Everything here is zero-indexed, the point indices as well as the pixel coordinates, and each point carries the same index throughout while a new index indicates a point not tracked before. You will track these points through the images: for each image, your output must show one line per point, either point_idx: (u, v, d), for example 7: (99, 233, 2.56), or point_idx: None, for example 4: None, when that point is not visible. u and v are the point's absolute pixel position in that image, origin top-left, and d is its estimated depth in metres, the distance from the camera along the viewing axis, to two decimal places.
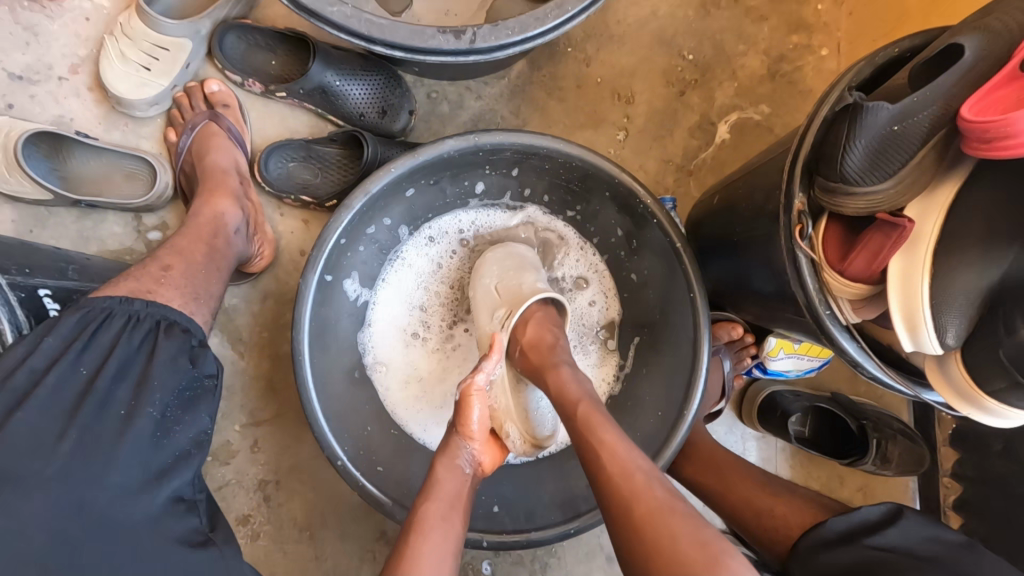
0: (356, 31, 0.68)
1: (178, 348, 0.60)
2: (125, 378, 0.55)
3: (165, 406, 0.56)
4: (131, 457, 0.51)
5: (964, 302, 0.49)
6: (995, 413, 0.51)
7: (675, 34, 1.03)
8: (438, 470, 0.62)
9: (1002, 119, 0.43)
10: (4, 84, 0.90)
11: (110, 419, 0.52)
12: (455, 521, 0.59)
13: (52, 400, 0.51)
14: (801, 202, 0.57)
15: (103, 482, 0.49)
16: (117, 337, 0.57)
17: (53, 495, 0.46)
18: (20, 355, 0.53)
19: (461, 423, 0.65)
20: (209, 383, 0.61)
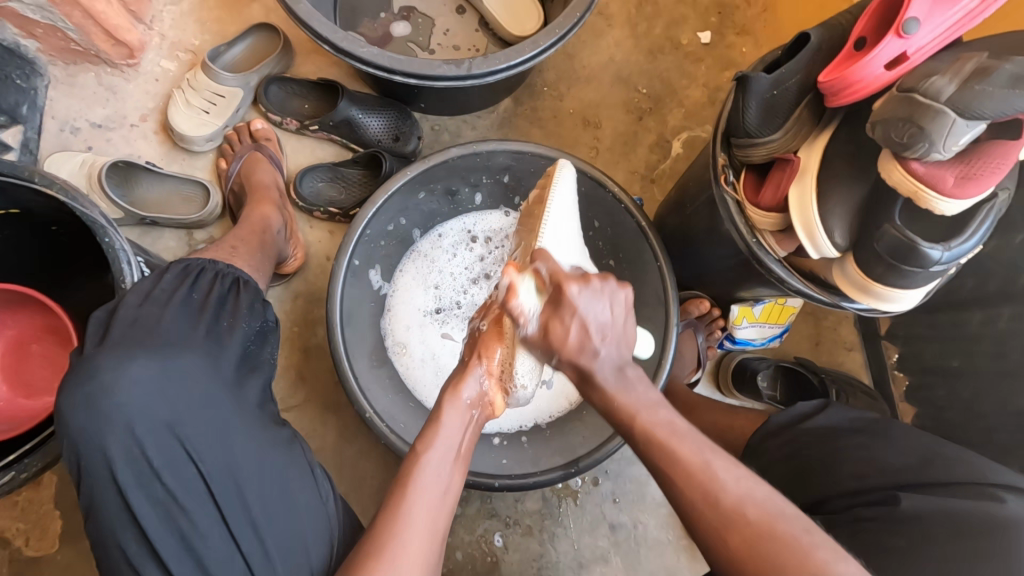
0: (379, 63, 0.91)
1: (254, 299, 0.77)
2: (226, 308, 0.73)
3: (251, 336, 0.74)
4: (236, 359, 0.69)
5: (846, 211, 0.65)
6: (885, 297, 0.66)
7: (631, 73, 1.27)
8: (441, 412, 0.66)
9: (840, 76, 0.62)
10: (86, 131, 1.11)
11: (217, 331, 0.69)
12: (450, 475, 0.62)
13: (178, 311, 0.68)
14: (723, 160, 0.76)
15: (221, 366, 0.67)
16: (213, 282, 0.75)
17: (185, 372, 0.63)
18: (147, 282, 0.69)
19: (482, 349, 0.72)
20: (275, 328, 0.79)
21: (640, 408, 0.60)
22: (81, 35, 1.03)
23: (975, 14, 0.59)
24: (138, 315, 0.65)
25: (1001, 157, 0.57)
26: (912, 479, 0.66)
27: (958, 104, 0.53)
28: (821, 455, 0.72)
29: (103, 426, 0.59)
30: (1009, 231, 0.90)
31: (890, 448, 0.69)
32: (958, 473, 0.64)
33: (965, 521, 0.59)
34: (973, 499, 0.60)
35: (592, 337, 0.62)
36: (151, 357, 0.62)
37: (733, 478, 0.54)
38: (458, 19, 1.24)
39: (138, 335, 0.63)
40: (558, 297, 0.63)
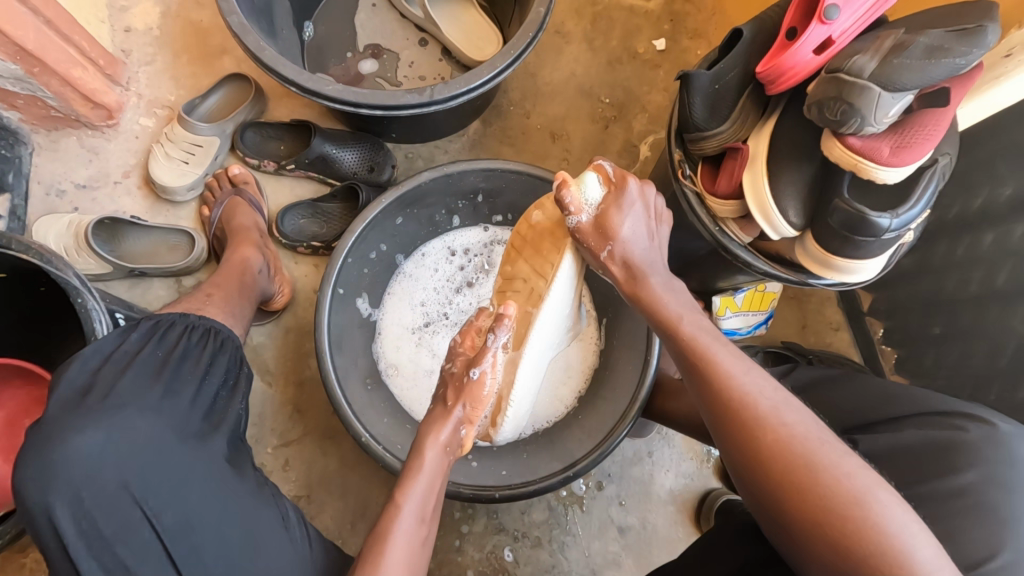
0: (345, 99, 0.95)
1: (215, 353, 0.79)
2: (192, 361, 0.75)
3: (216, 389, 0.75)
4: (197, 413, 0.70)
5: (797, 191, 0.68)
6: (845, 269, 0.69)
7: (593, 85, 1.31)
8: (420, 458, 0.68)
9: (774, 65, 0.66)
10: (71, 193, 1.14)
11: (183, 385, 0.71)
12: (427, 514, 0.64)
13: (144, 366, 0.70)
14: (679, 155, 0.80)
15: (181, 422, 0.67)
16: (180, 336, 0.77)
17: (144, 428, 0.64)
18: (111, 343, 0.70)
19: (469, 406, 0.75)
20: (243, 378, 0.81)
21: (685, 314, 0.69)
22: (60, 102, 1.08)
23: None
24: (92, 381, 0.66)
25: (933, 124, 0.60)
26: (868, 420, 0.71)
27: (881, 78, 0.56)
28: (793, 410, 0.78)
29: (56, 494, 0.59)
30: (968, 196, 0.92)
31: (851, 397, 0.74)
32: (910, 408, 0.69)
33: (917, 449, 0.64)
34: (923, 429, 0.66)
35: (641, 256, 0.75)
36: (103, 422, 0.62)
37: (746, 378, 0.60)
38: (421, 51, 1.29)
39: (93, 398, 0.64)
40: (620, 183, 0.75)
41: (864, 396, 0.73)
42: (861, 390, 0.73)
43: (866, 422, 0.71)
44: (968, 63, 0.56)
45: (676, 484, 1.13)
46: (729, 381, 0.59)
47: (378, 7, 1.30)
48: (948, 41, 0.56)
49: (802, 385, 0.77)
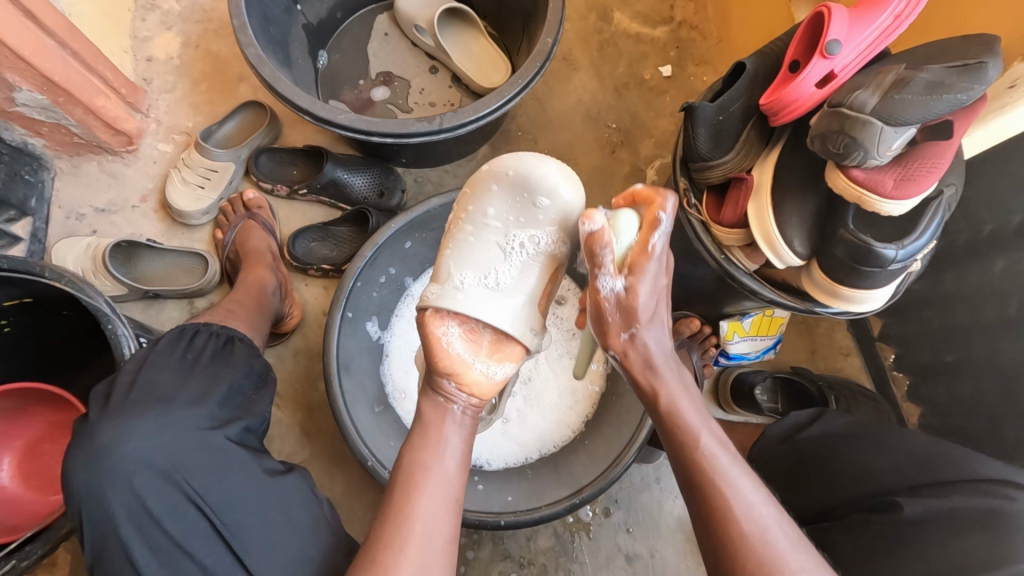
0: (356, 127, 0.97)
1: (249, 354, 0.79)
2: (219, 364, 0.74)
3: (242, 387, 0.74)
4: (226, 409, 0.70)
5: (802, 221, 0.68)
6: (853, 299, 0.69)
7: (600, 110, 1.33)
8: (430, 425, 0.65)
9: (777, 98, 0.67)
10: (90, 216, 1.18)
11: (207, 387, 0.70)
12: (455, 457, 0.64)
13: (170, 371, 0.70)
14: (684, 184, 0.80)
15: (211, 419, 0.67)
16: (206, 341, 0.76)
17: (170, 431, 0.64)
18: (144, 349, 0.71)
19: (434, 367, 0.66)
20: (269, 381, 0.80)
21: (683, 408, 0.61)
22: (83, 129, 1.11)
23: (892, 31, 0.64)
24: (133, 380, 0.68)
25: (936, 158, 0.61)
26: (906, 484, 0.66)
27: (883, 113, 0.57)
28: (823, 465, 0.73)
29: (101, 487, 0.61)
30: (976, 223, 0.92)
31: (882, 453, 0.70)
32: (951, 473, 0.64)
33: (963, 517, 0.59)
34: (964, 496, 0.61)
35: (660, 369, 0.62)
36: (143, 417, 0.64)
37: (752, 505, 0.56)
38: (432, 78, 1.32)
39: (133, 396, 0.66)
40: (641, 262, 0.58)
41: (899, 454, 0.69)
42: (886, 435, 0.71)
43: (901, 485, 0.66)
44: (970, 97, 0.56)
45: (686, 511, 1.11)
46: (735, 534, 0.54)
47: (390, 36, 1.34)
48: (949, 77, 0.56)
49: (821, 423, 0.78)
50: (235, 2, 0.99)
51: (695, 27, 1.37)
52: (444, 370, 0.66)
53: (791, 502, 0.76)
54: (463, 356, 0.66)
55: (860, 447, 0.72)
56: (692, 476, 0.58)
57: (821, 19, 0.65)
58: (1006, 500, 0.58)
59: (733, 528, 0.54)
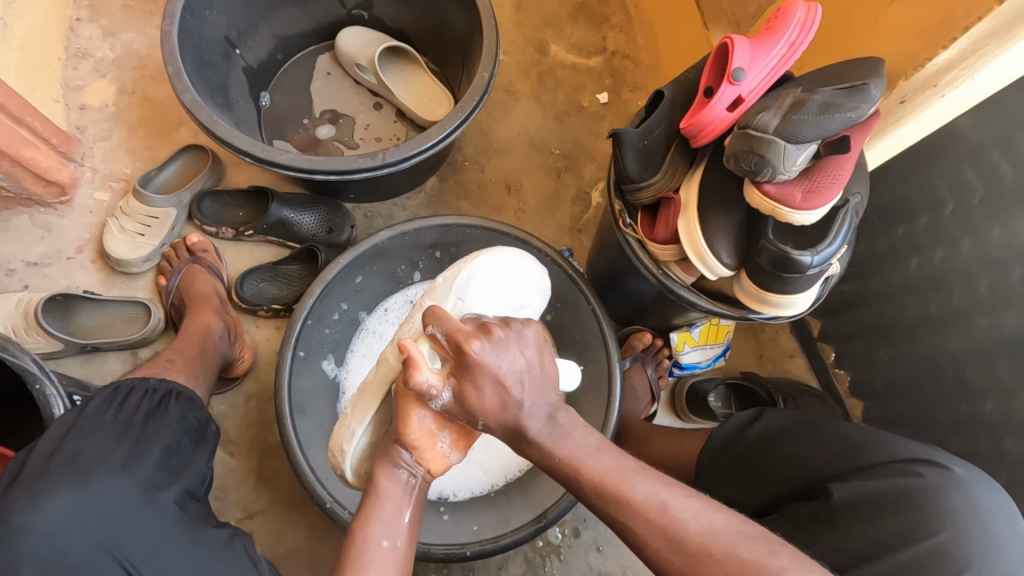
0: (299, 166, 0.98)
1: (187, 409, 0.77)
2: (154, 423, 0.72)
3: (179, 445, 0.72)
4: (160, 468, 0.67)
5: (727, 234, 0.73)
6: (779, 305, 0.74)
7: (543, 138, 1.38)
8: (378, 482, 0.65)
9: (694, 122, 0.72)
10: (21, 271, 1.13)
11: (142, 449, 0.67)
12: (399, 538, 0.63)
13: (100, 436, 0.66)
14: (619, 205, 0.84)
15: (146, 480, 0.65)
16: (141, 400, 0.73)
17: (96, 506, 0.60)
18: (71, 413, 0.68)
19: (399, 432, 0.65)
20: (210, 436, 0.78)
21: (581, 458, 0.60)
22: (11, 182, 1.07)
23: (789, 57, 0.70)
24: (54, 449, 0.64)
25: (837, 169, 0.66)
26: (836, 471, 0.69)
27: (785, 133, 0.62)
28: (761, 465, 0.76)
29: (17, 569, 0.57)
30: (890, 225, 1.00)
31: (814, 443, 0.72)
32: (876, 457, 0.67)
33: (884, 500, 0.63)
34: (883, 478, 0.64)
35: (511, 392, 0.60)
36: (68, 487, 0.60)
37: (693, 521, 0.53)
38: (376, 114, 1.34)
39: (56, 466, 0.62)
40: (461, 361, 0.61)
41: (828, 443, 0.71)
42: (817, 427, 0.73)
43: (832, 474, 0.69)
44: (858, 116, 0.62)
45: None
46: (669, 552, 0.53)
47: (333, 75, 1.35)
48: (839, 98, 0.62)
49: (760, 421, 0.79)
50: (169, 49, 0.99)
51: (627, 57, 1.45)
52: (410, 442, 0.65)
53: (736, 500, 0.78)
54: (430, 431, 0.65)
55: (792, 440, 0.74)
56: (609, 511, 0.56)
57: (726, 49, 0.71)
58: (915, 477, 0.63)
59: (661, 563, 0.53)
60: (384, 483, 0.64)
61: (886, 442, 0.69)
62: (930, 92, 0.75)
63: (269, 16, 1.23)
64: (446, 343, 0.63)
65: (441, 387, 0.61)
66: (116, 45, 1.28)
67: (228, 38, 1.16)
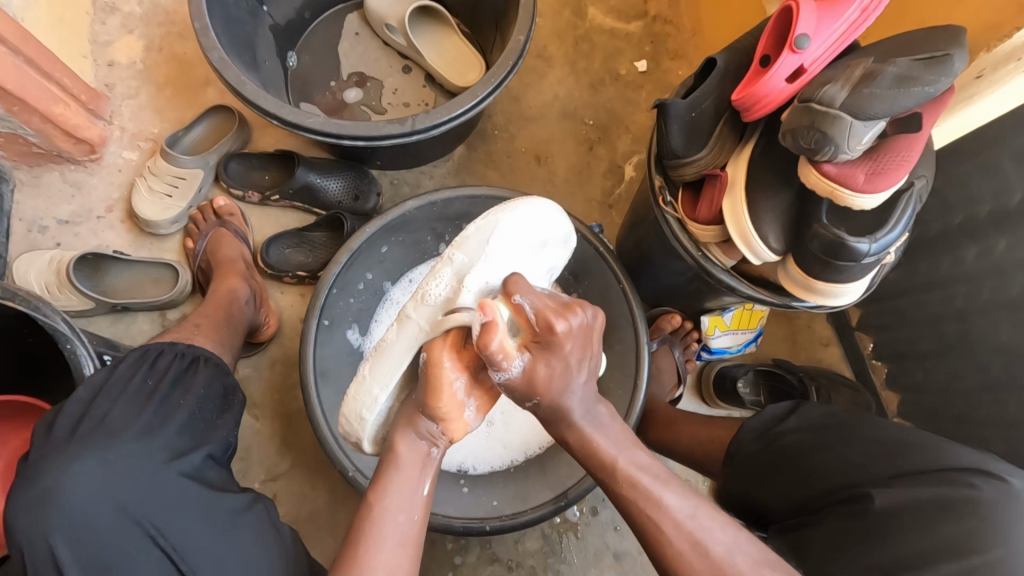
0: (326, 131, 0.95)
1: (214, 375, 0.76)
2: (180, 388, 0.71)
3: (204, 412, 0.72)
4: (185, 434, 0.67)
5: (776, 217, 0.68)
6: (829, 294, 0.69)
7: (576, 107, 1.32)
8: (396, 448, 0.65)
9: (748, 93, 0.66)
10: (53, 229, 1.13)
11: (167, 415, 0.67)
12: (414, 512, 0.63)
13: (126, 399, 0.67)
14: (660, 182, 0.80)
15: (170, 446, 0.65)
16: (169, 363, 0.73)
17: (121, 470, 0.61)
18: (101, 374, 0.68)
19: (429, 404, 0.64)
20: (236, 402, 0.78)
21: (618, 451, 0.64)
22: (41, 139, 1.07)
23: (860, 24, 0.64)
24: (83, 411, 0.65)
25: (906, 150, 0.61)
26: (876, 474, 0.66)
27: (853, 108, 0.57)
28: (793, 460, 0.73)
29: (48, 529, 0.58)
30: (949, 212, 0.93)
31: (854, 444, 0.70)
32: (923, 463, 0.64)
33: (928, 504, 0.60)
34: (933, 486, 0.61)
35: (577, 373, 0.62)
36: (94, 452, 0.61)
37: (721, 536, 0.58)
38: (405, 78, 1.29)
39: (84, 428, 0.63)
40: (547, 339, 0.60)
41: (869, 444, 0.69)
42: (859, 428, 0.71)
43: (872, 478, 0.66)
44: (937, 91, 0.57)
45: None
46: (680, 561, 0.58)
47: (362, 35, 1.31)
48: (917, 70, 0.56)
49: (797, 417, 0.78)
50: (195, 4, 0.95)
51: (669, 22, 1.37)
52: (438, 414, 0.64)
53: (767, 498, 0.76)
54: (460, 401, 0.65)
55: (830, 438, 0.72)
56: (637, 509, 0.61)
57: (789, 13, 0.65)
58: (969, 487, 0.59)
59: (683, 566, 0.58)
60: (404, 453, 0.64)
61: (933, 447, 0.65)
62: (1013, 66, 0.69)
63: None
64: (532, 319, 0.61)
65: (515, 360, 0.60)
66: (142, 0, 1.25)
67: None
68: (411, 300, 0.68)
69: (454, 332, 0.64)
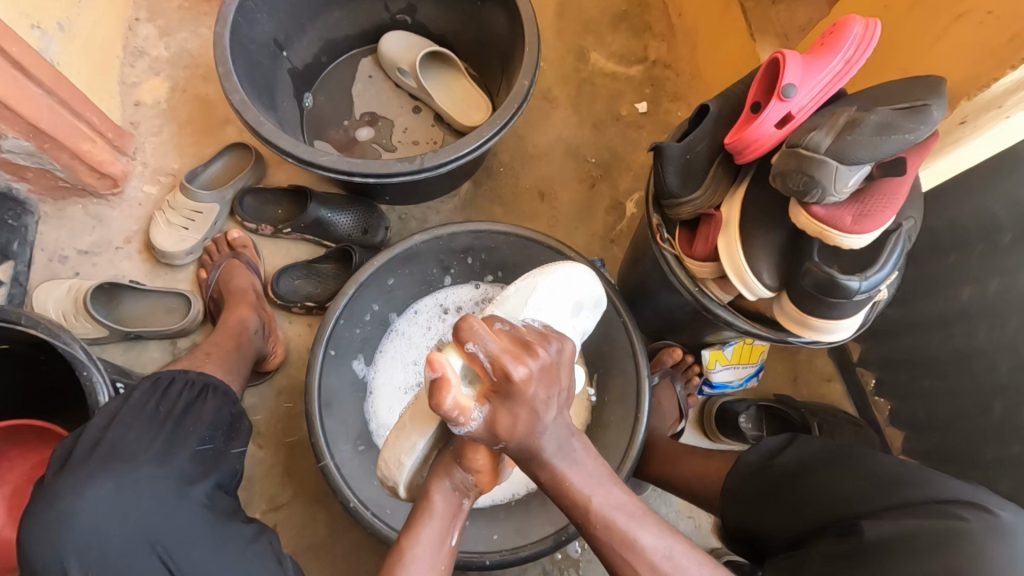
0: (339, 168, 0.99)
1: (223, 403, 0.78)
2: (191, 416, 0.73)
3: (213, 440, 0.73)
4: (196, 461, 0.69)
5: (770, 254, 0.71)
6: (823, 330, 0.71)
7: (579, 146, 1.37)
8: (427, 501, 0.66)
9: (739, 137, 0.70)
10: (73, 259, 1.18)
11: (178, 441, 0.69)
12: (439, 561, 0.66)
13: (139, 426, 0.68)
14: (657, 220, 0.82)
15: (179, 473, 0.66)
16: (181, 390, 0.75)
17: (132, 496, 0.62)
18: (115, 401, 0.70)
19: (465, 462, 0.64)
20: (243, 430, 0.79)
21: (591, 492, 0.62)
22: (68, 173, 1.12)
23: (844, 74, 0.68)
24: (97, 439, 0.66)
25: (892, 193, 0.64)
26: (871, 507, 0.65)
27: (837, 153, 0.60)
28: (791, 494, 0.73)
29: (61, 552, 0.60)
30: (943, 251, 0.95)
31: (849, 477, 0.69)
32: (917, 493, 0.64)
33: (920, 538, 0.60)
34: (927, 519, 0.61)
35: (542, 420, 0.59)
36: (107, 478, 0.62)
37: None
38: (415, 118, 1.35)
39: (98, 455, 0.64)
40: (506, 389, 0.56)
41: (865, 476, 0.68)
42: (855, 459, 0.71)
43: (868, 511, 0.66)
44: (917, 138, 0.60)
45: None
46: None
47: (375, 78, 1.38)
48: (897, 119, 0.60)
49: (792, 450, 0.77)
50: (221, 51, 1.02)
51: (668, 66, 1.43)
52: (473, 469, 0.64)
53: (766, 533, 0.75)
54: (494, 459, 0.65)
55: (826, 469, 0.72)
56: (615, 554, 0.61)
57: (777, 64, 0.69)
58: (961, 521, 0.59)
59: None
60: (438, 503, 0.65)
61: (926, 477, 0.65)
62: (994, 113, 0.72)
63: (316, 20, 1.26)
64: (487, 366, 0.56)
65: (474, 409, 0.56)
66: (170, 45, 1.33)
67: (276, 41, 1.20)
68: (417, 346, 0.67)
69: (473, 392, 0.62)
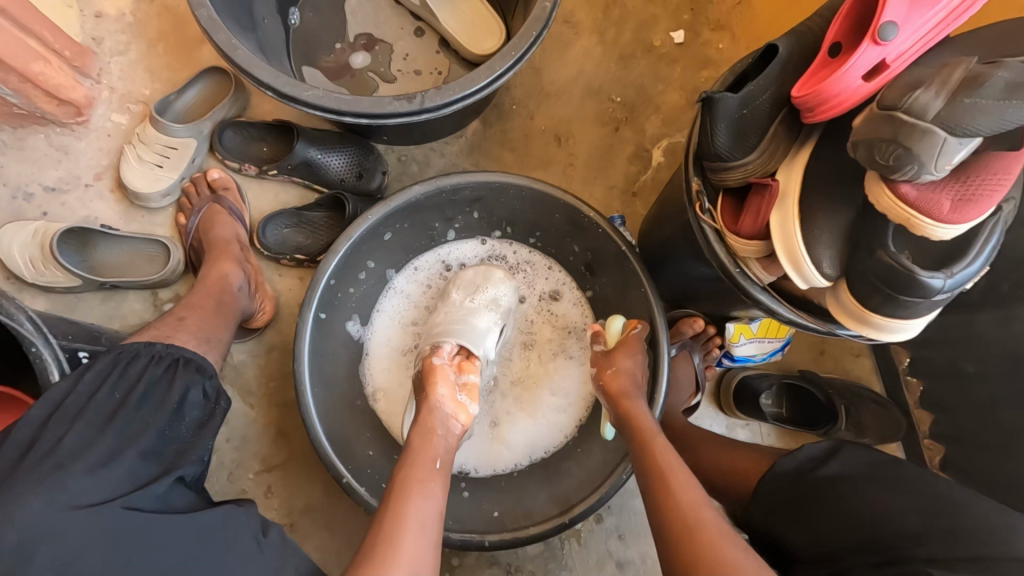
0: (325, 106, 0.84)
1: (194, 380, 0.70)
2: (154, 397, 0.66)
3: (179, 425, 0.66)
4: (156, 453, 0.61)
5: (834, 239, 0.59)
6: (886, 329, 0.60)
7: (603, 82, 1.21)
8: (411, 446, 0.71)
9: (814, 91, 0.56)
10: (40, 196, 1.07)
11: (137, 429, 0.62)
12: (431, 496, 0.64)
13: (91, 412, 0.61)
14: (697, 185, 0.70)
15: (134, 469, 0.58)
16: (143, 369, 0.67)
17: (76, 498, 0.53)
18: (67, 382, 0.63)
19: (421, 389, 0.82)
20: (220, 413, 0.72)
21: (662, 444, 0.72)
22: (22, 100, 0.99)
23: (960, 12, 0.53)
24: (33, 438, 0.58)
25: (1004, 171, 0.51)
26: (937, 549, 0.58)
27: (949, 122, 0.47)
28: (834, 512, 0.65)
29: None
30: None
31: (909, 507, 0.61)
32: (998, 544, 0.56)
33: None
34: None
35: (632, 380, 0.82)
36: (41, 481, 0.53)
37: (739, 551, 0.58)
38: (417, 43, 1.18)
39: (36, 451, 0.56)
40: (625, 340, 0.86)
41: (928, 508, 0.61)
42: (913, 483, 0.63)
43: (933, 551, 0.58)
44: None
45: None
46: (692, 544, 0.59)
47: None
48: None
49: (836, 462, 0.69)
50: None
51: None
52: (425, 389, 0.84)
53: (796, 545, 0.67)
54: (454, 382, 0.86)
55: (879, 491, 0.64)
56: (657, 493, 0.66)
57: None
58: None
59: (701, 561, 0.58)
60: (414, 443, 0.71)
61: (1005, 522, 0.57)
62: None
63: None
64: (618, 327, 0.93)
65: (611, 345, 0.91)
66: None
67: None
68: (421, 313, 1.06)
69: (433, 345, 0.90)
